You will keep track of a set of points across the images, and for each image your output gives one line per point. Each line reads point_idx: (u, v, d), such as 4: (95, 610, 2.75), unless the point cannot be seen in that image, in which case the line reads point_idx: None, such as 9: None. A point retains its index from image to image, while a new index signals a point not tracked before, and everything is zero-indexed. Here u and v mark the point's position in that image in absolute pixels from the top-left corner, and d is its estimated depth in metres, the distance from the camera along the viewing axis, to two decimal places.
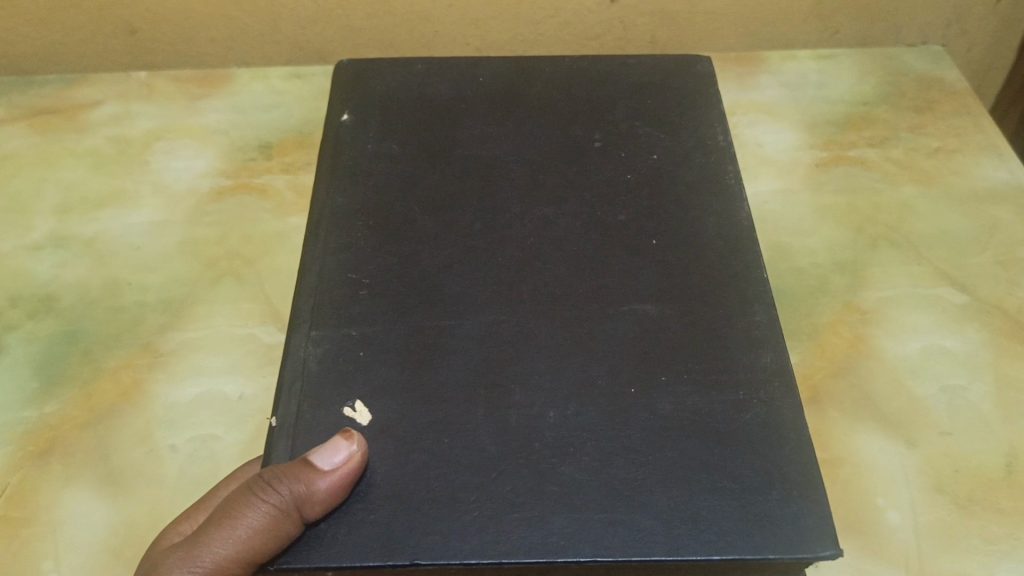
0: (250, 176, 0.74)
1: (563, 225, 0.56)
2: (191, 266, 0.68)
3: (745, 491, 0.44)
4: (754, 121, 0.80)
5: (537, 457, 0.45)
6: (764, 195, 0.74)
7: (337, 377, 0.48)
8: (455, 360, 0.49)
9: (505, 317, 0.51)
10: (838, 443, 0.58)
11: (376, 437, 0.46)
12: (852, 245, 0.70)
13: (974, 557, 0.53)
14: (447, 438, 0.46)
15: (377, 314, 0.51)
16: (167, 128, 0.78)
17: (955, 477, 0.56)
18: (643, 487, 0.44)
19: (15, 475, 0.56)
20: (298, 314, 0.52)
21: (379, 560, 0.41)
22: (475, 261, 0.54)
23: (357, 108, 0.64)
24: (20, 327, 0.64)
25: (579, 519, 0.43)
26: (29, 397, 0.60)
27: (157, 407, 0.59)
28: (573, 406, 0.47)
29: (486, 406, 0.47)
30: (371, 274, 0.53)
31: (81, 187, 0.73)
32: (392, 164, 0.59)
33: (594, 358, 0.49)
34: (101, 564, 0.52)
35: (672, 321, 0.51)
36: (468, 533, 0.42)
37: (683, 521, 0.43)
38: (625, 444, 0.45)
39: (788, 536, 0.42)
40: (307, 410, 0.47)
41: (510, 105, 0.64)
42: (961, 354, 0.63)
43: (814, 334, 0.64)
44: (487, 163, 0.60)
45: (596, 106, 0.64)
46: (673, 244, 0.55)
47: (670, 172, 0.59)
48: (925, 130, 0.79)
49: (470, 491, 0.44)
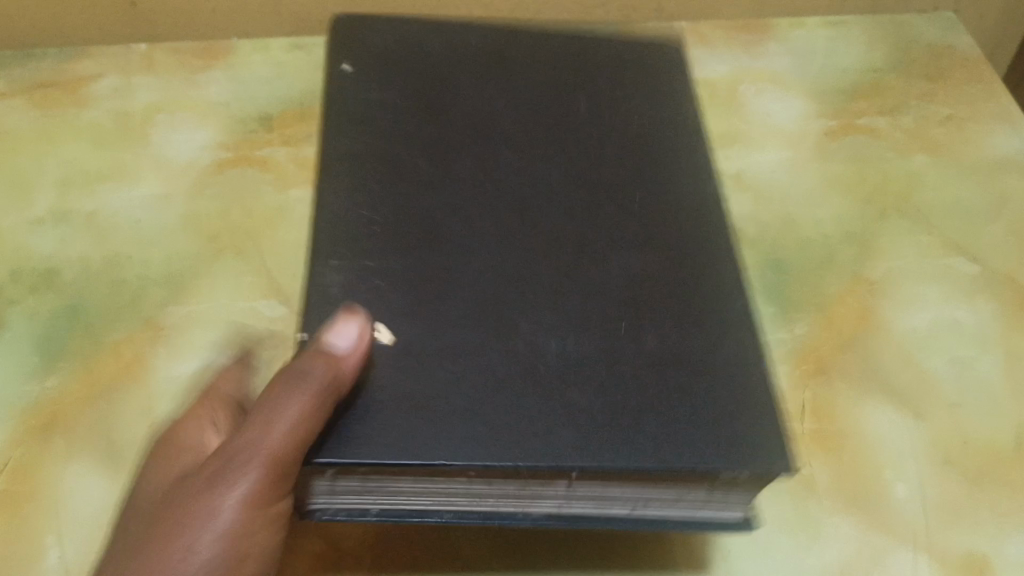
0: (251, 149, 0.73)
1: (564, 171, 0.58)
2: (193, 240, 0.67)
3: (719, 413, 0.46)
4: (762, 90, 0.79)
5: (539, 380, 0.47)
6: (771, 165, 0.72)
7: (355, 303, 0.49)
8: (463, 289, 0.50)
9: (507, 253, 0.52)
10: (844, 416, 0.57)
11: (393, 356, 0.47)
12: (861, 215, 0.69)
13: (981, 531, 0.53)
14: (460, 357, 0.47)
15: (391, 246, 0.52)
16: (167, 102, 0.77)
17: (965, 449, 0.56)
18: (637, 407, 0.46)
19: (16, 451, 0.56)
20: (316, 239, 0.52)
21: (408, 460, 0.43)
22: (482, 202, 0.55)
23: (357, 58, 0.63)
24: (22, 302, 0.64)
25: (585, 432, 0.45)
26: (31, 372, 0.60)
27: (160, 381, 0.59)
28: (573, 338, 0.49)
29: (491, 334, 0.48)
30: (385, 210, 0.54)
31: (82, 162, 0.73)
32: (399, 113, 0.60)
33: (580, 300, 0.51)
34: (104, 538, 0.52)
35: (651, 268, 0.52)
36: (484, 442, 0.44)
37: (668, 440, 0.45)
38: (609, 374, 0.47)
39: (763, 444, 0.45)
40: (326, 324, 0.48)
41: (499, 61, 0.65)
42: (971, 326, 0.62)
43: (821, 306, 0.63)
44: (489, 112, 0.61)
45: (579, 72, 0.65)
46: (652, 198, 0.57)
47: (657, 131, 0.62)
48: (936, 98, 0.77)
49: (482, 407, 0.45)
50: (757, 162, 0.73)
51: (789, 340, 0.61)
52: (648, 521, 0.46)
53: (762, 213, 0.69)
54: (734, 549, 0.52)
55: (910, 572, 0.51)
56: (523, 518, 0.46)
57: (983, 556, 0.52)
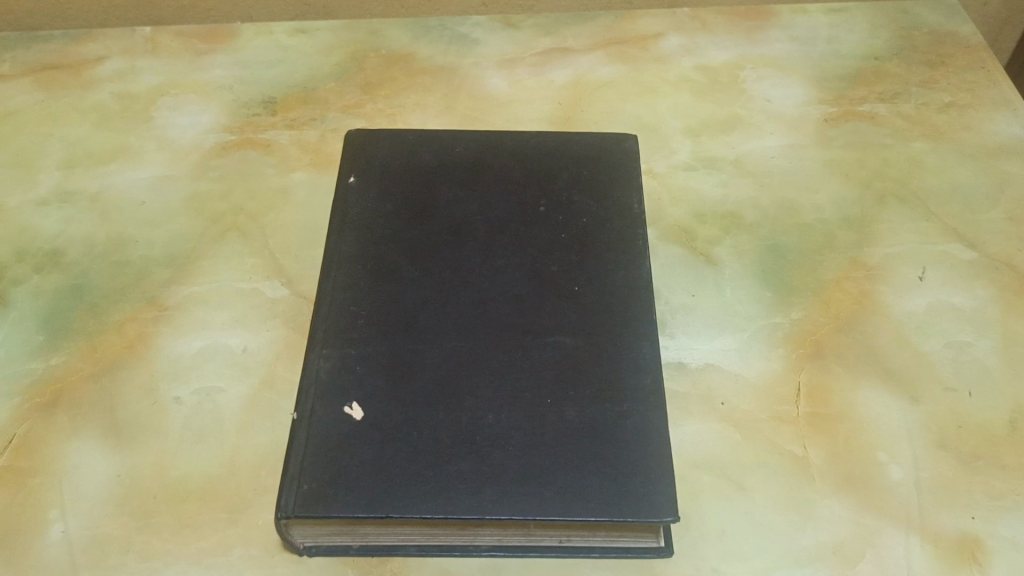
0: (255, 131, 0.74)
1: (530, 231, 0.60)
2: (196, 221, 0.68)
3: (636, 473, 0.49)
4: (764, 75, 0.79)
5: (485, 451, 0.50)
6: (771, 150, 0.73)
7: (340, 388, 0.53)
8: (430, 369, 0.53)
9: (473, 330, 0.55)
10: (840, 399, 0.58)
11: (367, 429, 0.51)
12: (859, 201, 0.69)
13: (974, 512, 0.53)
14: (419, 430, 0.51)
15: (373, 331, 0.55)
16: (172, 84, 0.78)
17: (959, 432, 0.56)
18: (564, 468, 0.49)
19: (21, 427, 0.57)
20: (313, 332, 0.55)
21: (366, 512, 0.47)
22: (452, 275, 0.58)
23: (374, 132, 0.66)
24: (27, 281, 0.64)
25: (507, 491, 0.48)
26: (35, 350, 0.60)
27: (163, 359, 0.60)
28: (517, 403, 0.52)
29: (451, 409, 0.52)
30: (367, 302, 0.56)
31: (87, 143, 0.73)
32: (395, 180, 0.63)
33: (534, 370, 0.53)
34: (107, 513, 0.53)
35: (606, 336, 0.55)
36: (430, 499, 0.48)
37: (585, 498, 0.48)
38: (549, 438, 0.50)
39: (661, 500, 0.48)
40: (318, 412, 0.52)
41: (497, 134, 0.67)
42: (968, 310, 0.62)
43: (818, 290, 0.63)
44: (472, 166, 0.64)
45: (573, 137, 0.67)
46: (616, 256, 0.59)
47: (630, 185, 0.63)
48: (937, 85, 0.77)
49: (436, 469, 0.49)
50: (756, 147, 0.73)
51: (786, 324, 0.62)
52: (574, 550, 0.51)
53: (761, 198, 0.69)
54: (728, 528, 0.53)
55: (902, 551, 0.52)
56: (470, 552, 0.51)
57: (975, 536, 0.52)
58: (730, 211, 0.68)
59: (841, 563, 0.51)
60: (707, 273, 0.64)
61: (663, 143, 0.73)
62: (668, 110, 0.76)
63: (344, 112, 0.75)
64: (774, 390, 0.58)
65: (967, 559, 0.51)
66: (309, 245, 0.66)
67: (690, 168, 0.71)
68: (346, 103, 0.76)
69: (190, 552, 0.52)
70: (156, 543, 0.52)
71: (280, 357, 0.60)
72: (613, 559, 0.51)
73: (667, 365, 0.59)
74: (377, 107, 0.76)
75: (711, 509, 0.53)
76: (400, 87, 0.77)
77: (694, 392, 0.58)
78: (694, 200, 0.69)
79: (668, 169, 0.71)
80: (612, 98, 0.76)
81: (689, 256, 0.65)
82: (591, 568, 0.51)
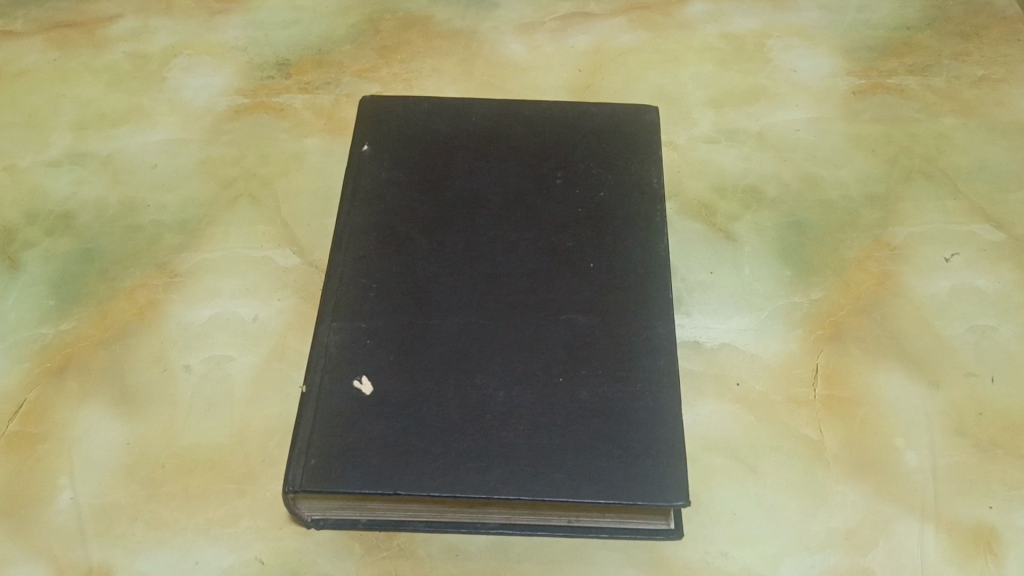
0: (268, 95, 0.73)
1: (545, 205, 0.59)
2: (208, 186, 0.67)
3: (646, 455, 0.48)
4: (790, 45, 0.76)
5: (493, 429, 0.49)
6: (796, 123, 0.71)
7: (349, 362, 0.52)
8: (439, 345, 0.52)
9: (483, 307, 0.54)
10: (858, 382, 0.57)
11: (375, 404, 0.50)
12: (885, 177, 0.67)
13: (990, 502, 0.52)
14: (428, 407, 0.50)
15: (384, 304, 0.54)
16: (185, 45, 0.77)
17: (979, 419, 0.55)
18: (572, 448, 0.49)
19: (31, 392, 0.57)
20: (323, 303, 0.55)
21: (373, 488, 0.47)
22: (465, 248, 0.57)
23: (387, 98, 0.64)
24: (38, 244, 0.64)
25: (514, 471, 0.48)
26: (46, 314, 0.60)
27: (172, 327, 0.59)
28: (526, 381, 0.51)
29: (459, 385, 0.51)
30: (378, 275, 0.55)
31: (99, 104, 0.72)
32: (409, 149, 0.61)
33: (546, 348, 0.52)
34: (116, 482, 0.53)
35: (619, 315, 0.54)
36: (437, 477, 0.47)
37: (593, 479, 0.47)
38: (558, 417, 0.50)
39: (669, 483, 0.47)
40: (326, 385, 0.51)
41: (515, 101, 0.65)
42: (992, 294, 0.61)
43: (839, 269, 0.62)
44: (487, 135, 0.62)
45: (592, 106, 0.65)
46: (632, 233, 0.57)
47: (649, 157, 0.62)
48: (970, 58, 0.75)
49: (444, 447, 0.48)
50: (780, 120, 0.71)
51: (804, 304, 0.60)
52: (583, 530, 0.50)
53: (784, 172, 0.68)
54: (739, 512, 0.52)
55: (916, 540, 0.51)
56: (480, 529, 0.50)
57: (991, 527, 0.51)
58: (751, 186, 0.67)
59: (852, 550, 0.51)
60: (726, 250, 0.63)
61: (684, 114, 0.72)
62: (690, 80, 0.74)
63: (359, 77, 0.74)
64: (791, 371, 0.57)
65: (981, 550, 0.51)
66: (320, 213, 0.65)
67: (711, 141, 0.70)
68: (361, 67, 0.75)
69: (198, 523, 0.52)
70: (164, 512, 0.52)
71: (290, 328, 0.59)
72: (624, 540, 0.50)
73: (682, 344, 0.58)
74: (393, 72, 0.74)
75: (722, 492, 0.53)
76: (416, 51, 0.76)
77: (708, 371, 0.57)
78: (714, 174, 0.68)
79: (688, 141, 0.70)
80: (633, 67, 0.75)
81: (708, 231, 0.64)
82: (599, 547, 0.51)
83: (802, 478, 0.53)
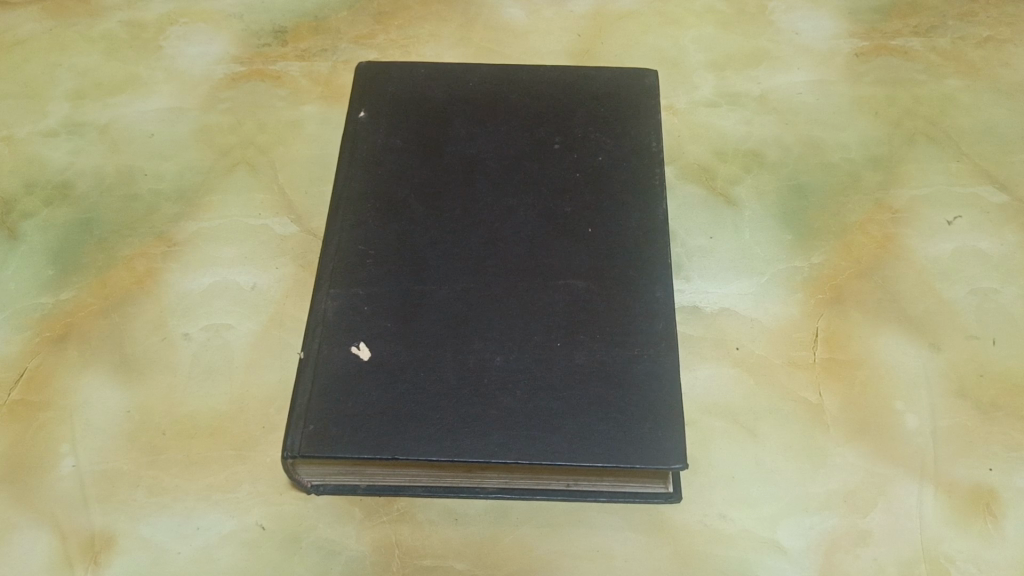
0: (265, 63, 0.72)
1: (543, 170, 0.58)
2: (205, 154, 0.67)
3: (642, 419, 0.48)
4: (793, 7, 0.75)
5: (491, 394, 0.49)
6: (797, 86, 0.70)
7: (347, 328, 0.52)
8: (435, 311, 0.52)
9: (481, 273, 0.54)
10: (857, 345, 0.56)
11: (373, 370, 0.50)
12: (887, 139, 0.67)
13: (991, 464, 0.52)
14: (425, 371, 0.50)
15: (381, 270, 0.54)
16: (181, 13, 0.76)
17: (979, 381, 0.55)
18: (570, 412, 0.49)
19: (33, 360, 0.57)
20: (321, 270, 0.54)
21: (372, 453, 0.47)
22: (463, 214, 0.56)
23: (384, 64, 0.63)
24: (36, 214, 0.64)
25: (512, 435, 0.48)
26: (46, 284, 0.60)
27: (172, 296, 0.59)
28: (522, 347, 0.51)
29: (456, 350, 0.51)
30: (375, 241, 0.55)
31: (96, 73, 0.72)
32: (407, 116, 0.61)
33: (543, 313, 0.52)
34: (117, 449, 0.54)
35: (617, 280, 0.53)
36: (435, 442, 0.47)
37: (589, 443, 0.47)
38: (555, 382, 0.50)
39: (667, 446, 0.47)
40: (324, 351, 0.51)
41: (512, 67, 0.64)
42: (995, 256, 0.60)
43: (841, 233, 0.62)
44: (485, 100, 0.62)
45: (589, 70, 0.64)
46: (630, 197, 0.57)
47: (648, 121, 0.61)
48: (976, 19, 0.74)
49: (441, 412, 0.48)
50: (781, 83, 0.70)
51: (805, 268, 0.60)
52: (581, 494, 0.50)
53: (785, 135, 0.67)
54: (738, 475, 0.52)
55: (915, 502, 0.51)
56: (478, 494, 0.50)
57: (990, 488, 0.51)
58: (752, 150, 0.66)
59: (851, 511, 0.51)
60: (726, 215, 0.63)
61: (685, 78, 0.71)
62: (690, 43, 0.73)
63: (356, 43, 0.73)
64: (791, 335, 0.57)
65: (981, 511, 0.51)
66: (318, 181, 0.65)
67: (712, 105, 0.69)
68: (359, 34, 0.74)
69: (199, 489, 0.52)
70: (165, 478, 0.53)
71: (289, 295, 0.59)
72: (622, 503, 0.50)
73: (682, 309, 0.58)
74: (390, 38, 0.74)
75: (720, 455, 0.53)
76: (414, 16, 0.75)
77: (708, 336, 0.57)
78: (715, 138, 0.67)
79: (689, 105, 0.69)
80: (633, 32, 0.74)
81: (709, 196, 0.64)
82: (599, 509, 0.51)
83: (801, 441, 0.53)
